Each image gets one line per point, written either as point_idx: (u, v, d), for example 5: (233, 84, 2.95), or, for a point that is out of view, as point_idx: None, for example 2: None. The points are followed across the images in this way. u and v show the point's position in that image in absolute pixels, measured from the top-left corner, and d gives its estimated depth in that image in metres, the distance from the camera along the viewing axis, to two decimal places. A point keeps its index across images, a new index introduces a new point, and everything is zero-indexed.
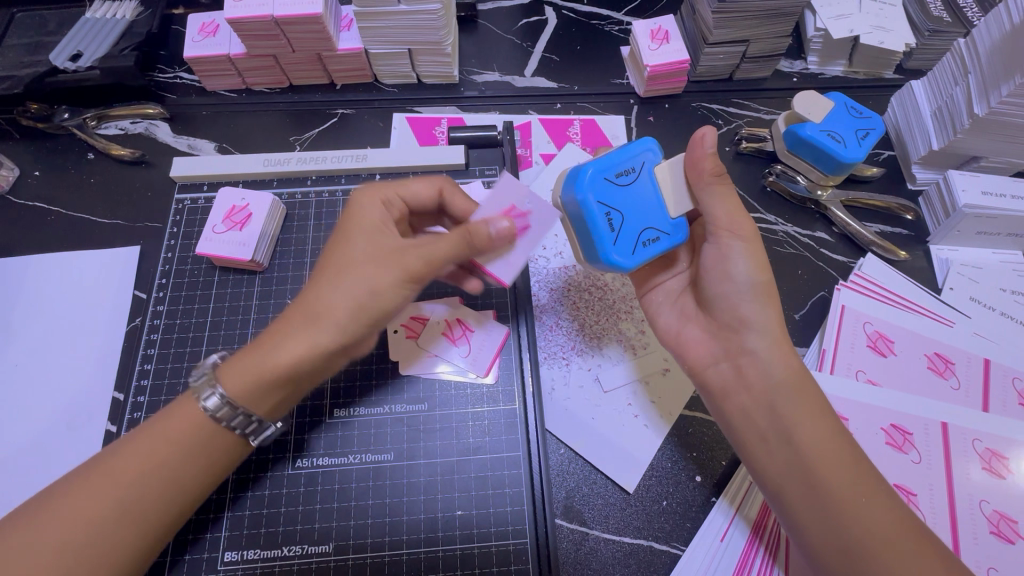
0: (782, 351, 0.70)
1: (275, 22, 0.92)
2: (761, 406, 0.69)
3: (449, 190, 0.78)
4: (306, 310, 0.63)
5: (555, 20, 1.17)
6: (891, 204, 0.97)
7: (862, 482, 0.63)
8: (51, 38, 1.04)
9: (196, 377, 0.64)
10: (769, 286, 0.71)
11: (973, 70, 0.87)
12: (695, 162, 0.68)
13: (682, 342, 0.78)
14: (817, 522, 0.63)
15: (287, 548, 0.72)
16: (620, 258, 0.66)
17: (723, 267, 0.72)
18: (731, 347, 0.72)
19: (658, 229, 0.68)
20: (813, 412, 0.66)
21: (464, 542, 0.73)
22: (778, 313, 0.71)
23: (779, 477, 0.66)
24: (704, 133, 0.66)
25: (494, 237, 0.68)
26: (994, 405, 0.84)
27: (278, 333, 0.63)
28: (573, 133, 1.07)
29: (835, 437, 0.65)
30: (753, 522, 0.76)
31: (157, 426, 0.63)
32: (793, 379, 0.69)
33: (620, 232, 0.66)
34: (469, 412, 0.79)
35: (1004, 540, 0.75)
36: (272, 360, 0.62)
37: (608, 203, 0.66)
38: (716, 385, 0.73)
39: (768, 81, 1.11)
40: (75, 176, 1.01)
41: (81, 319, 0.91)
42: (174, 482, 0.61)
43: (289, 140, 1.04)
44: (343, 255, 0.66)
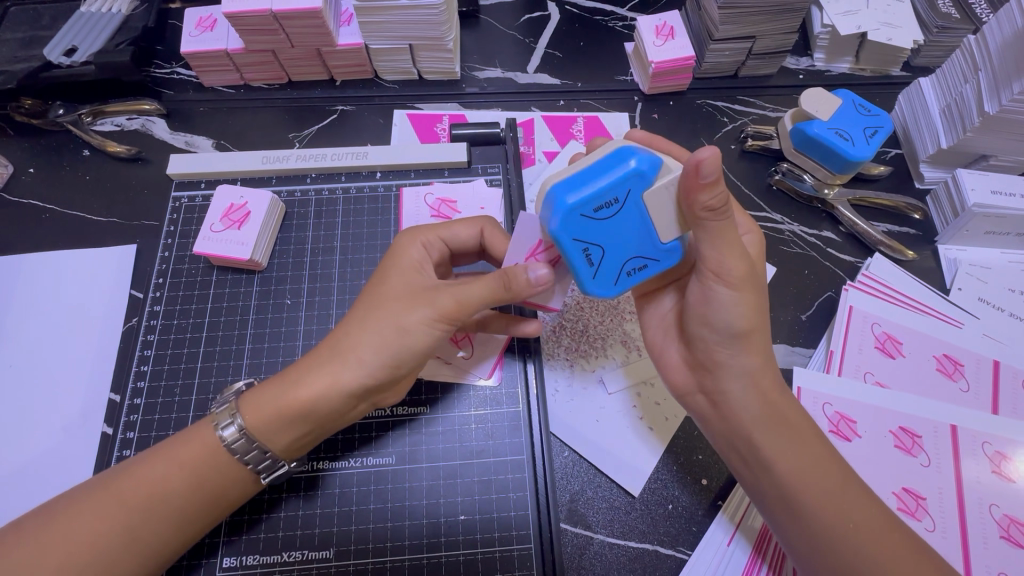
0: (758, 389, 0.66)
1: (274, 16, 0.90)
2: (740, 438, 0.67)
3: (490, 230, 0.75)
4: (333, 343, 0.64)
5: (558, 15, 1.15)
6: (899, 203, 0.96)
7: (848, 508, 0.62)
8: (45, 33, 1.02)
9: (219, 404, 0.66)
10: (751, 333, 0.64)
11: (984, 68, 0.86)
12: (687, 194, 0.55)
13: (662, 364, 0.75)
14: (807, 547, 0.63)
15: (288, 553, 0.70)
16: (597, 290, 0.61)
17: (704, 311, 0.65)
18: (705, 383, 0.69)
19: (645, 257, 0.61)
20: (793, 441, 0.65)
21: (467, 548, 0.71)
22: (757, 354, 0.66)
23: (767, 504, 0.66)
24: (704, 155, 0.52)
25: (533, 284, 0.62)
26: (1004, 408, 0.83)
27: (305, 369, 0.64)
28: (576, 131, 1.05)
29: (818, 464, 0.64)
30: (754, 542, 0.74)
31: (170, 448, 0.63)
32: (772, 413, 0.66)
33: (600, 265, 0.60)
34: (471, 414, 0.78)
35: (1014, 544, 0.74)
36: (293, 395, 0.63)
37: (587, 237, 0.58)
38: (698, 413, 0.72)
39: (774, 78, 1.09)
40: (70, 173, 0.99)
41: (76, 319, 0.90)
42: (182, 509, 0.62)
43: (288, 136, 1.02)
44: (374, 291, 0.67)
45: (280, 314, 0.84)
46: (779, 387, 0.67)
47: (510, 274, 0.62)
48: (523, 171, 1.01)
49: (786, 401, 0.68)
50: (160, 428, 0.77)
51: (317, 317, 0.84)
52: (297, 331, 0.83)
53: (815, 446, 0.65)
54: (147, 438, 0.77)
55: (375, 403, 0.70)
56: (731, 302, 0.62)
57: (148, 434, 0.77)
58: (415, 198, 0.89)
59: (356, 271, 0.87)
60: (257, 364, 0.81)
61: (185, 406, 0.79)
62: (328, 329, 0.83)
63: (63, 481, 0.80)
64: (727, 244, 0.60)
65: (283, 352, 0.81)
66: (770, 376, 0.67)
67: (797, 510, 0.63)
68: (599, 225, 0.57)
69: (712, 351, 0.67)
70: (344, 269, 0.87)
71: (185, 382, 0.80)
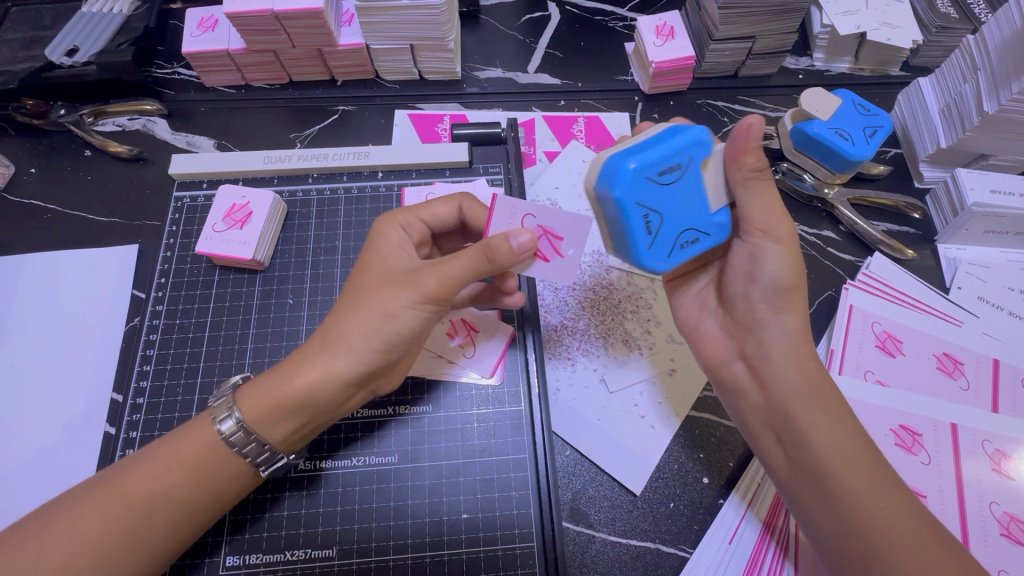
0: (799, 352, 0.67)
1: (275, 16, 0.90)
2: (775, 408, 0.67)
3: (468, 203, 0.75)
4: (326, 335, 0.64)
5: (558, 16, 1.16)
6: (899, 203, 0.96)
7: (879, 486, 0.62)
8: (46, 33, 1.02)
9: (217, 398, 0.66)
10: (794, 290, 0.66)
11: (983, 68, 0.86)
12: (734, 157, 0.61)
13: (698, 335, 0.76)
14: (832, 526, 0.63)
15: (290, 552, 0.71)
16: (655, 263, 0.61)
17: (750, 267, 0.67)
18: (746, 347, 0.70)
19: (699, 229, 0.63)
20: (830, 414, 0.64)
21: (469, 546, 0.72)
22: (799, 313, 0.67)
23: (795, 479, 0.66)
24: (750, 122, 0.59)
25: (516, 251, 0.62)
26: (1004, 406, 0.83)
27: (298, 359, 0.64)
28: (577, 131, 1.05)
29: (853, 440, 0.64)
30: (765, 516, 0.75)
31: (169, 446, 0.63)
32: (811, 382, 0.66)
33: (658, 233, 0.60)
34: (474, 413, 0.78)
35: (1015, 542, 0.74)
36: (289, 385, 0.63)
37: (650, 204, 0.58)
38: (733, 382, 0.72)
39: (774, 78, 1.09)
40: (72, 173, 0.99)
41: (78, 319, 0.90)
42: (181, 508, 0.62)
43: (289, 137, 1.03)
44: (359, 281, 0.67)
45: (282, 313, 0.84)
46: (816, 357, 0.68)
47: (489, 245, 0.62)
48: (524, 171, 1.01)
49: (826, 374, 0.67)
50: (163, 427, 0.78)
51: (319, 316, 0.84)
52: (299, 330, 0.83)
53: (850, 422, 0.65)
54: (150, 438, 0.77)
55: (373, 391, 0.70)
56: (777, 257, 0.65)
57: (151, 433, 0.77)
58: (417, 197, 0.89)
59: None
60: (259, 364, 0.81)
61: (187, 405, 0.79)
62: None
63: (66, 481, 0.80)
64: (771, 203, 0.64)
65: (285, 352, 0.82)
66: (810, 345, 0.67)
67: (827, 485, 0.63)
68: (661, 190, 0.59)
69: (754, 309, 0.68)
70: (346, 269, 0.87)
71: (188, 381, 0.80)
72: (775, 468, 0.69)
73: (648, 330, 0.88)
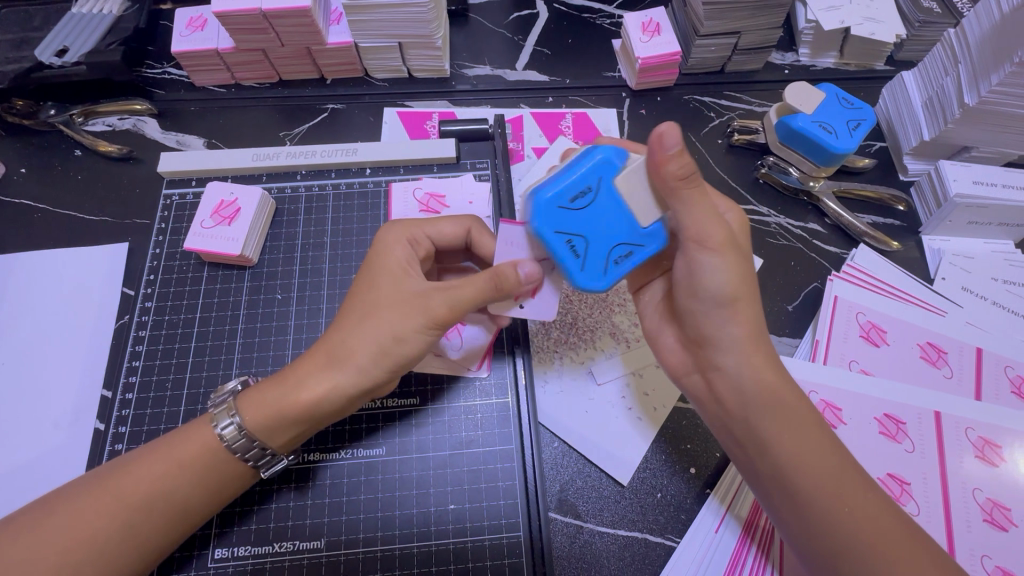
0: (754, 363, 0.66)
1: (263, 15, 0.91)
2: (737, 419, 0.68)
3: (477, 230, 0.76)
4: (331, 350, 0.64)
5: (546, 13, 1.17)
6: (883, 195, 0.98)
7: (844, 492, 0.62)
8: (37, 34, 1.02)
9: (217, 405, 0.66)
10: (740, 300, 0.65)
11: (963, 61, 0.87)
12: (656, 168, 0.60)
13: (658, 347, 0.77)
14: (804, 532, 0.63)
15: (279, 544, 0.71)
16: (587, 282, 0.64)
17: (692, 281, 0.66)
18: (700, 360, 0.71)
19: (630, 244, 0.64)
20: (788, 423, 0.65)
21: (457, 537, 0.72)
22: (746, 323, 0.66)
23: (762, 484, 0.67)
24: (664, 130, 0.58)
25: (522, 280, 0.65)
26: (987, 394, 0.84)
27: (303, 372, 0.64)
28: (565, 127, 1.06)
29: (814, 448, 0.64)
30: (744, 521, 0.76)
31: (168, 447, 0.64)
32: (767, 395, 0.65)
33: (586, 255, 0.63)
34: (463, 405, 0.79)
35: (997, 528, 0.75)
36: (294, 398, 0.63)
37: (569, 229, 0.62)
38: (694, 393, 0.73)
39: (760, 73, 1.10)
40: (62, 173, 1.00)
41: (69, 317, 0.90)
42: (178, 507, 0.62)
43: (279, 135, 1.03)
44: (367, 295, 0.67)
45: (271, 309, 0.85)
46: (774, 365, 0.67)
47: (505, 274, 0.64)
48: (512, 167, 1.02)
49: (783, 381, 0.67)
50: (152, 423, 0.78)
51: (307, 311, 0.84)
52: (288, 326, 0.83)
53: (813, 428, 0.65)
54: (139, 433, 0.77)
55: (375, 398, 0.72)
56: (718, 267, 0.64)
57: (140, 429, 0.78)
58: (404, 193, 0.90)
59: (346, 266, 0.88)
60: (248, 359, 0.81)
61: (177, 400, 0.79)
62: (318, 323, 0.84)
63: (57, 477, 0.80)
64: (706, 210, 0.62)
65: (273, 347, 0.82)
66: (767, 352, 0.66)
67: (792, 494, 0.63)
68: (578, 215, 0.62)
69: (702, 322, 0.68)
70: (334, 264, 0.88)
71: (177, 377, 0.81)
72: (746, 476, 0.69)
73: (635, 323, 0.89)
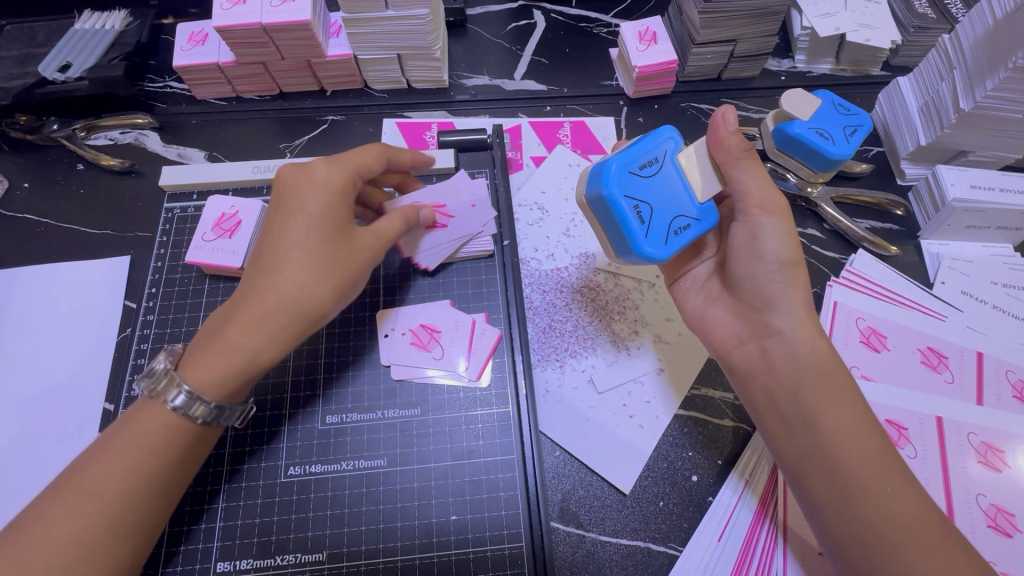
0: (809, 331, 0.69)
1: (263, 29, 0.92)
2: (784, 389, 0.69)
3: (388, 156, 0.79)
4: (251, 290, 0.67)
5: (544, 23, 1.18)
6: (881, 200, 0.98)
7: (887, 472, 0.63)
8: (40, 50, 1.03)
9: (156, 385, 0.65)
10: (798, 267, 0.70)
11: (958, 66, 0.87)
12: (717, 142, 0.70)
13: (707, 323, 0.79)
14: (833, 511, 0.63)
15: (280, 557, 0.71)
16: (653, 250, 0.67)
17: (753, 247, 0.72)
18: (757, 328, 0.73)
19: (689, 216, 0.69)
20: (839, 397, 0.66)
21: (458, 547, 0.72)
22: (802, 291, 0.70)
23: (802, 460, 0.66)
24: (726, 109, 0.69)
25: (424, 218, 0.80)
26: (989, 398, 0.83)
27: (251, 324, 0.65)
28: (563, 135, 1.07)
29: (860, 424, 0.65)
30: (759, 498, 0.77)
31: (123, 442, 0.62)
32: (822, 366, 0.68)
33: (650, 224, 0.68)
34: (463, 415, 0.79)
35: (1002, 533, 0.74)
36: (244, 352, 0.65)
37: (637, 195, 0.67)
38: (740, 364, 0.74)
39: (757, 80, 1.11)
40: (64, 188, 1.01)
41: (72, 331, 0.91)
42: (156, 484, 0.63)
43: (280, 147, 1.04)
44: (296, 238, 0.68)
45: None
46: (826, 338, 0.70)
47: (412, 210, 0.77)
48: (511, 176, 1.03)
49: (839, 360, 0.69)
50: None
51: None
52: None
53: (862, 407, 0.66)
54: None
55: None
56: (776, 231, 0.70)
57: None
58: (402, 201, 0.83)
59: None
60: None
61: None
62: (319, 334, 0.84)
63: None
64: (767, 180, 0.70)
65: None
66: (818, 327, 0.70)
67: (830, 469, 0.64)
68: (643, 182, 0.68)
69: (761, 287, 0.72)
70: None
71: None
72: (780, 451, 0.69)
73: (635, 330, 0.89)
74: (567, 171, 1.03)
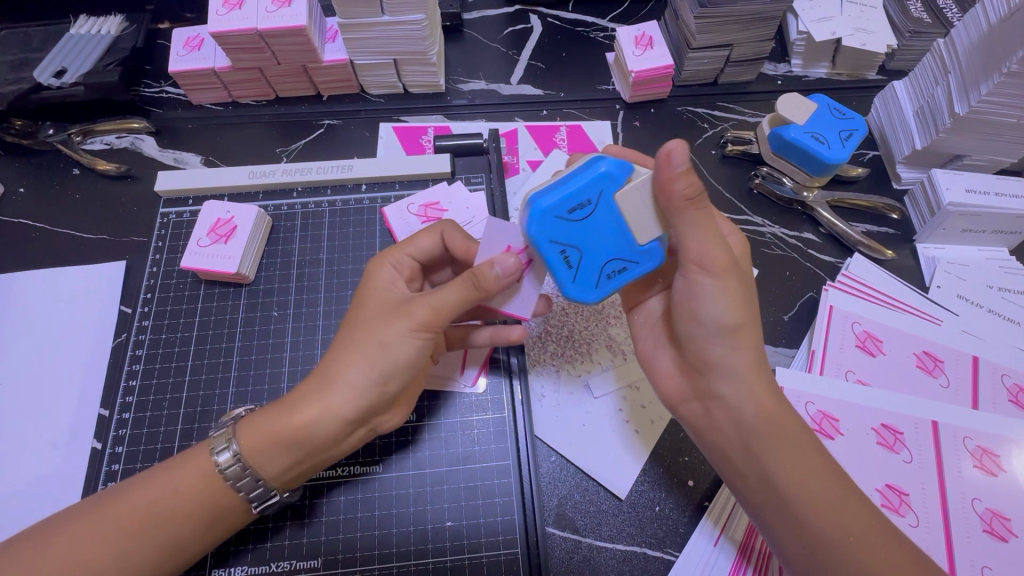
0: (756, 389, 0.65)
1: (259, 35, 0.92)
2: (737, 445, 0.67)
3: (450, 232, 0.75)
4: (320, 372, 0.65)
5: (540, 27, 1.18)
6: (876, 204, 0.98)
7: (849, 522, 0.61)
8: (36, 55, 1.03)
9: (217, 429, 0.66)
10: (742, 327, 0.64)
11: (953, 71, 0.87)
12: (662, 186, 0.58)
13: (655, 372, 0.76)
14: (804, 558, 0.63)
15: (276, 564, 0.71)
16: (578, 293, 0.64)
17: (692, 306, 0.66)
18: (700, 387, 0.69)
19: (624, 259, 0.63)
20: (792, 451, 0.64)
21: (454, 554, 0.72)
22: (750, 349, 0.65)
23: (767, 516, 0.65)
24: (671, 148, 0.56)
25: (501, 277, 0.62)
26: (984, 402, 0.84)
27: (310, 408, 0.64)
28: (559, 139, 1.07)
29: (817, 473, 0.63)
30: (738, 543, 0.75)
31: (164, 475, 0.64)
32: (770, 424, 0.65)
33: (579, 268, 0.63)
34: (458, 421, 0.79)
35: (997, 538, 0.74)
36: (285, 421, 0.64)
37: (565, 239, 0.61)
38: (690, 422, 0.72)
39: (752, 84, 1.11)
40: (60, 192, 1.01)
41: (67, 336, 0.91)
42: (172, 540, 0.62)
43: (276, 151, 1.04)
44: (356, 315, 0.69)
45: (268, 325, 0.85)
46: (775, 393, 0.66)
47: (476, 271, 0.63)
48: (507, 180, 1.03)
49: (787, 407, 0.66)
50: (149, 442, 0.78)
51: (304, 328, 0.85)
52: (285, 342, 0.84)
53: (816, 456, 0.64)
54: (135, 453, 0.77)
55: (374, 428, 0.71)
56: (716, 293, 0.64)
57: (137, 449, 0.78)
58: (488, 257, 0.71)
59: (342, 283, 0.88)
60: (245, 376, 0.82)
61: (173, 419, 0.79)
62: (315, 340, 0.84)
63: (55, 498, 0.80)
64: (706, 236, 0.62)
65: (270, 364, 0.82)
66: (767, 382, 0.66)
67: (794, 520, 0.63)
68: (573, 226, 0.61)
69: (703, 348, 0.67)
70: (331, 280, 0.88)
71: (173, 396, 0.81)
72: (744, 501, 0.68)
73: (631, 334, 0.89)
74: None
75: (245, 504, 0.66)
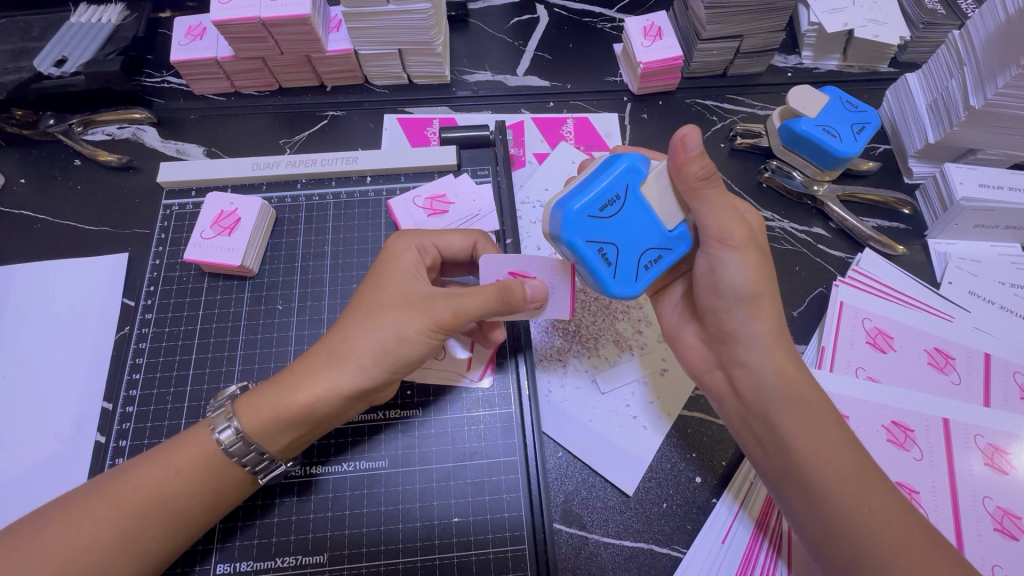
0: (774, 360, 0.65)
1: (262, 23, 0.90)
2: (754, 416, 0.67)
3: (483, 244, 0.76)
4: (332, 348, 0.64)
5: (547, 18, 1.16)
6: (887, 198, 0.97)
7: (866, 492, 0.60)
8: (36, 44, 1.02)
9: (213, 408, 0.66)
10: (761, 297, 0.65)
11: (968, 63, 0.86)
12: (677, 169, 0.62)
13: (677, 346, 0.76)
14: (820, 530, 0.61)
15: (281, 559, 0.70)
16: (623, 290, 0.63)
17: (713, 279, 0.66)
18: (723, 356, 0.69)
19: (659, 247, 0.64)
20: (809, 420, 0.63)
21: (461, 550, 0.72)
22: (769, 320, 0.65)
23: (785, 486, 0.64)
24: (685, 134, 0.60)
25: (529, 297, 0.64)
26: (995, 400, 0.83)
27: (320, 387, 0.63)
28: (566, 132, 1.06)
29: (836, 445, 0.62)
30: (758, 515, 0.75)
31: (167, 454, 0.63)
32: (789, 394, 0.64)
33: (618, 262, 0.62)
34: (465, 416, 0.78)
35: (1008, 537, 0.74)
36: (290, 400, 0.63)
37: (600, 237, 0.61)
38: (715, 391, 0.72)
39: (763, 76, 1.10)
40: (61, 184, 1.00)
41: (68, 329, 0.90)
42: (175, 518, 0.62)
43: (279, 143, 1.03)
44: (373, 296, 0.67)
45: (271, 319, 0.84)
46: (797, 363, 0.66)
47: (508, 287, 0.63)
48: (514, 173, 1.02)
49: (808, 378, 0.66)
50: (153, 435, 0.77)
51: (308, 322, 0.84)
52: (289, 336, 0.83)
53: (834, 423, 0.64)
54: (139, 447, 0.77)
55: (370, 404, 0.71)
56: (737, 264, 0.64)
57: (141, 442, 0.77)
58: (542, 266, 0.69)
59: (347, 275, 0.87)
60: (249, 370, 0.81)
61: (177, 413, 0.79)
62: (320, 333, 0.83)
63: (58, 491, 0.80)
64: (729, 209, 0.63)
65: (274, 358, 0.82)
66: (788, 349, 0.66)
67: (811, 491, 0.62)
68: (608, 223, 0.61)
69: (723, 318, 0.67)
70: (336, 273, 0.87)
71: (177, 390, 0.80)
72: (761, 471, 0.68)
73: (639, 330, 0.88)
74: (569, 168, 1.01)
75: (250, 480, 0.66)
